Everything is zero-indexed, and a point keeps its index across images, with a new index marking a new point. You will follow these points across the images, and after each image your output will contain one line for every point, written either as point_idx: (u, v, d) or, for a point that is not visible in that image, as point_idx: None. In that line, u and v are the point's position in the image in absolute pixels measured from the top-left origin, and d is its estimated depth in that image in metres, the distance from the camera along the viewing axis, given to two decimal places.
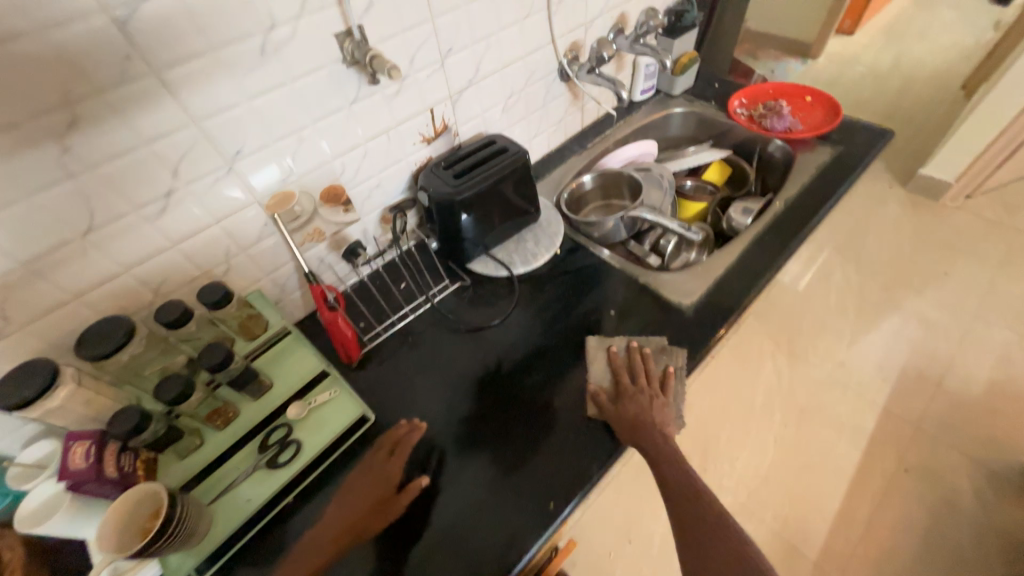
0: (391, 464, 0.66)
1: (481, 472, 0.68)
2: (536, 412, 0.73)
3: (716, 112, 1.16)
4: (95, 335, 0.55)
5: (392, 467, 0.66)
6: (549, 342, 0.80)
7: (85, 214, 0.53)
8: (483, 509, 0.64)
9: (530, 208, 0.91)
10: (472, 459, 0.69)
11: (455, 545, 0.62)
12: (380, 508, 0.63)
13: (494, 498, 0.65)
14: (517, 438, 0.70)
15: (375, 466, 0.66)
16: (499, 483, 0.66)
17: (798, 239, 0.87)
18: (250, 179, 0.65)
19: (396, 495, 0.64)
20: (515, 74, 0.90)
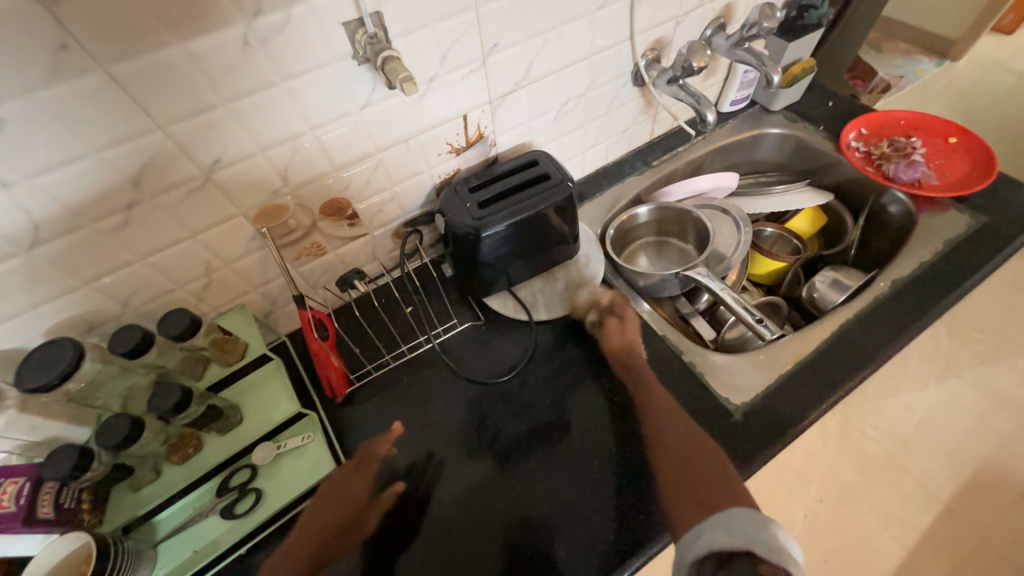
0: (356, 479, 0.63)
1: (464, 532, 0.60)
2: (547, 423, 0.67)
3: (823, 142, 0.93)
4: (36, 362, 0.49)
5: (358, 483, 0.62)
6: (563, 416, 0.68)
7: (27, 227, 0.45)
8: (455, 554, 0.59)
9: (570, 241, 0.76)
10: (455, 518, 0.61)
11: (449, 532, 0.60)
12: (346, 531, 0.59)
13: (473, 549, 0.59)
14: (508, 451, 0.66)
15: (342, 479, 0.61)
16: (497, 478, 0.64)
17: (900, 340, 0.68)
18: (233, 190, 0.55)
19: (366, 510, 0.61)
20: (576, 77, 0.72)
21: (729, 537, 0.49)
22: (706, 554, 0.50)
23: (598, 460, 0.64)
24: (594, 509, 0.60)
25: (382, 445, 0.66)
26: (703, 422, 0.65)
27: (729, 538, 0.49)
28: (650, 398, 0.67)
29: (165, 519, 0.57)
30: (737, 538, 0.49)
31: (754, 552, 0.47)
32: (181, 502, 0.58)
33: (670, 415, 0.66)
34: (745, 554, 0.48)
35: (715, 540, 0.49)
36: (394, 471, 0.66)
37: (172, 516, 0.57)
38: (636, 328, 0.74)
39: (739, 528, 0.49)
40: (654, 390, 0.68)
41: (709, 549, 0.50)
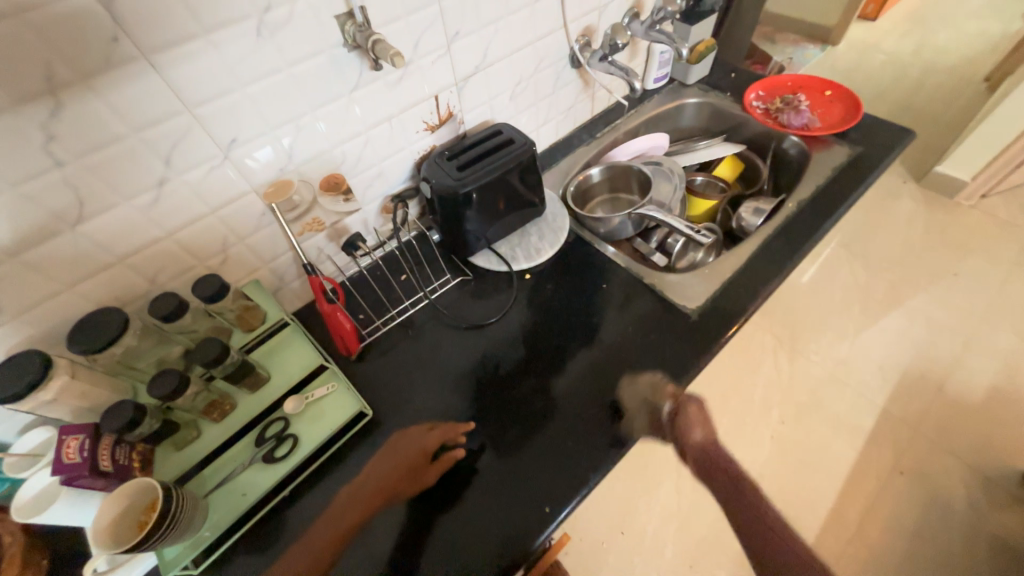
0: (430, 435, 0.69)
1: (498, 492, 0.65)
2: (554, 369, 0.76)
3: (731, 105, 1.12)
4: (88, 328, 0.55)
5: (430, 439, 0.69)
6: (563, 359, 0.77)
7: (74, 204, 0.52)
8: (489, 513, 0.64)
9: (536, 200, 0.88)
10: (495, 473, 0.67)
11: (489, 484, 0.66)
12: (412, 476, 0.65)
13: (502, 466, 0.67)
14: (523, 417, 0.72)
15: (419, 436, 0.69)
16: (516, 443, 0.69)
17: (807, 244, 0.85)
18: (247, 168, 0.63)
19: (428, 465, 0.66)
20: (524, 60, 0.86)
21: None
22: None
23: (594, 370, 0.75)
24: (593, 409, 0.71)
25: (457, 429, 0.70)
26: (668, 328, 0.78)
27: None
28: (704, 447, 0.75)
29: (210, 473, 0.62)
30: None
31: None
32: (223, 457, 0.63)
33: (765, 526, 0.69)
34: None
35: None
36: (414, 407, 0.74)
37: (216, 470, 0.63)
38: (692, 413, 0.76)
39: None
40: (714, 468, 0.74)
41: None
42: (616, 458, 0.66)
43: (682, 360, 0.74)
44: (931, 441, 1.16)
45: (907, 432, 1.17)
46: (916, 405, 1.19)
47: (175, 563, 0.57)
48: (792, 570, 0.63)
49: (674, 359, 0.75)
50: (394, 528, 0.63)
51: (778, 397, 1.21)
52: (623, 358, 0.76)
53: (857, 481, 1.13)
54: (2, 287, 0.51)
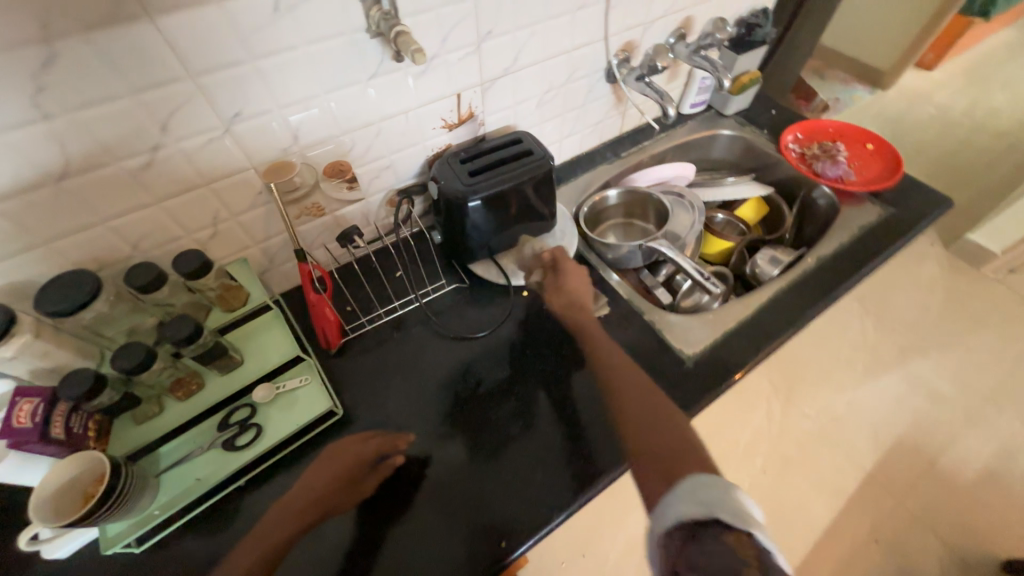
0: (367, 444, 0.66)
1: (450, 517, 0.63)
2: (529, 394, 0.73)
3: (765, 143, 1.07)
4: (58, 290, 0.53)
5: (366, 448, 0.66)
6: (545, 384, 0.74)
7: (60, 160, 0.49)
8: (436, 540, 0.61)
9: (547, 215, 0.84)
10: (448, 496, 0.64)
11: (441, 508, 0.63)
12: (349, 488, 0.62)
13: (461, 487, 0.65)
14: (486, 439, 0.69)
15: (352, 446, 0.65)
16: (473, 466, 0.67)
17: (820, 304, 0.81)
18: (249, 144, 0.60)
19: (367, 474, 0.64)
20: (557, 69, 0.82)
21: (696, 506, 0.48)
22: (673, 525, 0.48)
23: (575, 405, 0.72)
24: (565, 443, 0.68)
25: (397, 437, 0.68)
26: (660, 370, 0.75)
27: (692, 506, 0.48)
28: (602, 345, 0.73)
29: (166, 452, 0.61)
30: (702, 506, 0.47)
31: (719, 520, 0.45)
32: (183, 438, 0.62)
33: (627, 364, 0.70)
34: (713, 522, 0.46)
35: (682, 508, 0.48)
36: (385, 412, 0.71)
37: (173, 450, 0.61)
38: (573, 280, 0.80)
39: (707, 497, 0.48)
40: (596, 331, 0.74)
41: (676, 520, 0.48)
42: (581, 501, 0.64)
43: None
44: (912, 515, 1.13)
45: (890, 503, 1.13)
46: (906, 478, 1.15)
47: (117, 541, 0.56)
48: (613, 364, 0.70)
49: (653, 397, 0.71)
50: (340, 543, 0.61)
51: (764, 446, 1.11)
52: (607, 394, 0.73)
53: (829, 544, 1.10)
54: None
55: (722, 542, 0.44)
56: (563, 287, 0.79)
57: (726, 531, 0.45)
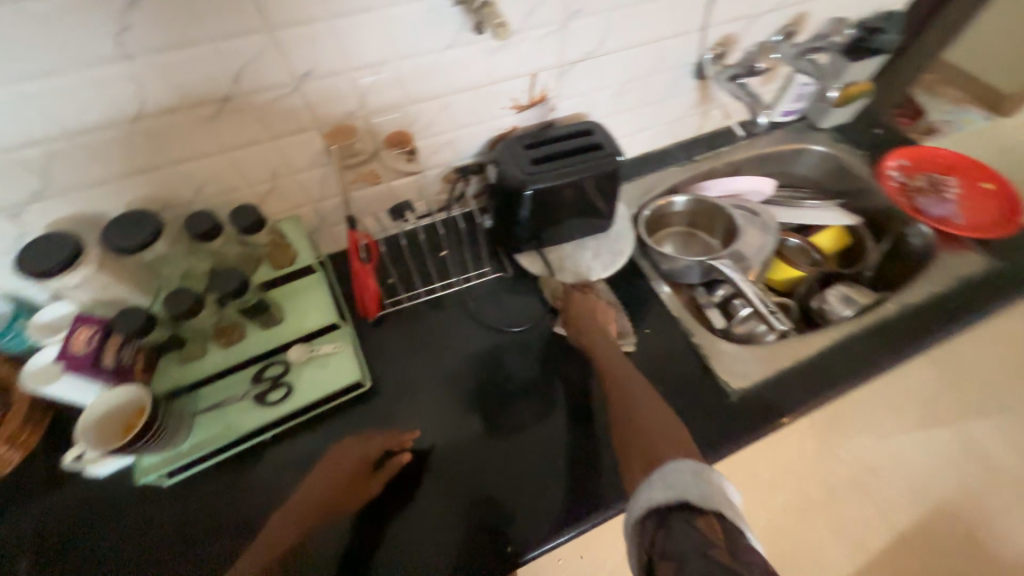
0: (370, 444, 0.64)
1: (454, 516, 0.61)
2: (549, 401, 0.71)
3: (860, 165, 0.96)
4: (123, 227, 0.54)
5: (371, 447, 0.64)
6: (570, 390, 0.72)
7: (136, 100, 0.50)
8: (438, 540, 0.60)
9: (606, 215, 0.79)
10: (454, 498, 0.63)
11: (445, 508, 0.62)
12: (355, 487, 0.61)
13: (467, 486, 0.64)
14: (500, 442, 0.67)
15: (354, 450, 0.63)
16: (482, 468, 0.65)
17: (893, 358, 0.73)
18: (315, 103, 0.58)
19: (371, 476, 0.62)
20: (643, 58, 0.75)
21: (668, 490, 0.43)
22: (644, 514, 0.43)
23: (598, 418, 0.69)
24: (583, 457, 0.65)
25: (404, 434, 0.66)
26: (700, 398, 0.70)
27: (666, 492, 0.43)
28: (607, 352, 0.68)
29: (204, 394, 0.63)
30: (675, 489, 0.43)
31: (690, 505, 0.42)
32: (220, 384, 0.64)
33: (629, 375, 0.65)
34: (682, 507, 0.42)
35: (653, 495, 0.44)
36: (411, 391, 0.71)
37: (210, 394, 0.63)
38: (589, 300, 0.76)
39: (679, 482, 0.44)
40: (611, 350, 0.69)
41: (648, 506, 0.43)
42: (594, 518, 0.61)
43: (705, 440, 0.67)
44: None
45: None
46: None
47: (153, 469, 0.59)
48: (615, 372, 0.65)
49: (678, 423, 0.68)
50: (337, 542, 0.59)
51: None
52: None
53: None
54: (56, 161, 0.51)
55: (692, 526, 0.40)
56: (582, 312, 0.74)
57: (698, 514, 0.41)
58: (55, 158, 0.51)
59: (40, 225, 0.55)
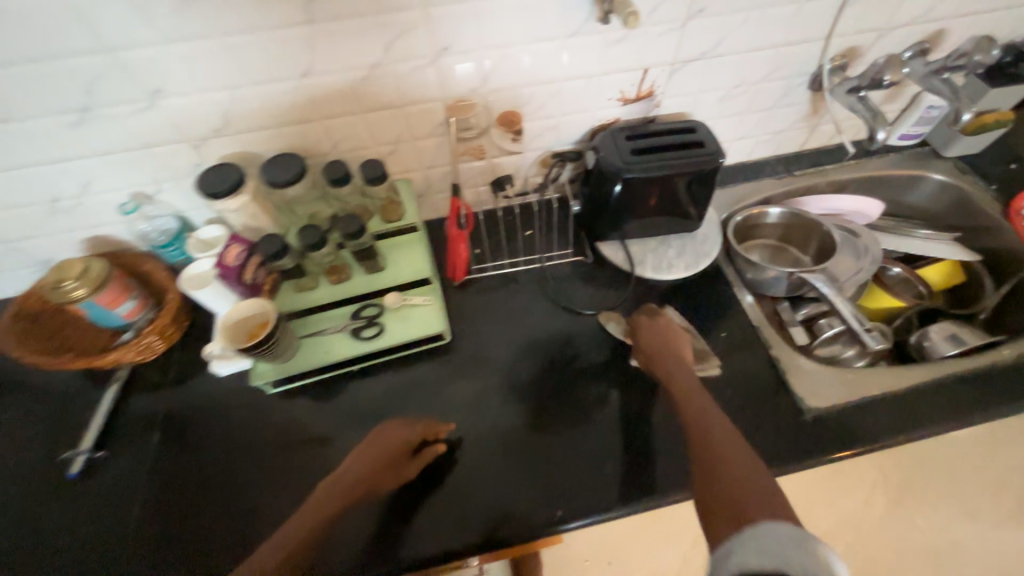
0: (412, 429, 0.63)
1: (487, 491, 0.64)
2: (598, 397, 0.72)
3: (987, 200, 0.88)
4: (276, 165, 0.64)
5: (413, 432, 0.63)
6: (628, 384, 0.73)
7: (306, 59, 0.59)
8: (470, 514, 0.63)
9: (694, 215, 0.80)
10: (489, 480, 0.65)
11: (479, 489, 0.64)
12: (395, 469, 0.61)
13: (504, 464, 0.66)
14: (541, 431, 0.69)
15: (398, 430, 0.61)
16: (519, 450, 0.67)
17: (1000, 406, 0.67)
18: (445, 77, 0.65)
19: (410, 459, 0.63)
20: (757, 63, 0.75)
21: (762, 555, 0.38)
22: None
23: (657, 415, 0.69)
24: (634, 446, 0.67)
25: (438, 425, 0.67)
26: (771, 409, 0.69)
27: (759, 560, 0.37)
28: (684, 379, 0.62)
29: (310, 321, 0.72)
30: (770, 557, 0.37)
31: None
32: (326, 315, 0.72)
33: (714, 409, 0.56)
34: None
35: (744, 561, 0.38)
36: (482, 354, 0.76)
37: (315, 322, 0.72)
38: (659, 322, 0.72)
39: (775, 548, 0.38)
40: (689, 379, 0.61)
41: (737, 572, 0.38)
42: (641, 503, 0.63)
43: (770, 451, 0.65)
44: None
45: None
46: None
47: (262, 376, 0.69)
48: (696, 400, 0.58)
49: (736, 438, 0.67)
50: (369, 521, 0.62)
51: None
52: None
53: None
54: (238, 105, 0.61)
55: None
56: (648, 331, 0.70)
57: None
58: (238, 102, 0.61)
59: (214, 157, 0.66)
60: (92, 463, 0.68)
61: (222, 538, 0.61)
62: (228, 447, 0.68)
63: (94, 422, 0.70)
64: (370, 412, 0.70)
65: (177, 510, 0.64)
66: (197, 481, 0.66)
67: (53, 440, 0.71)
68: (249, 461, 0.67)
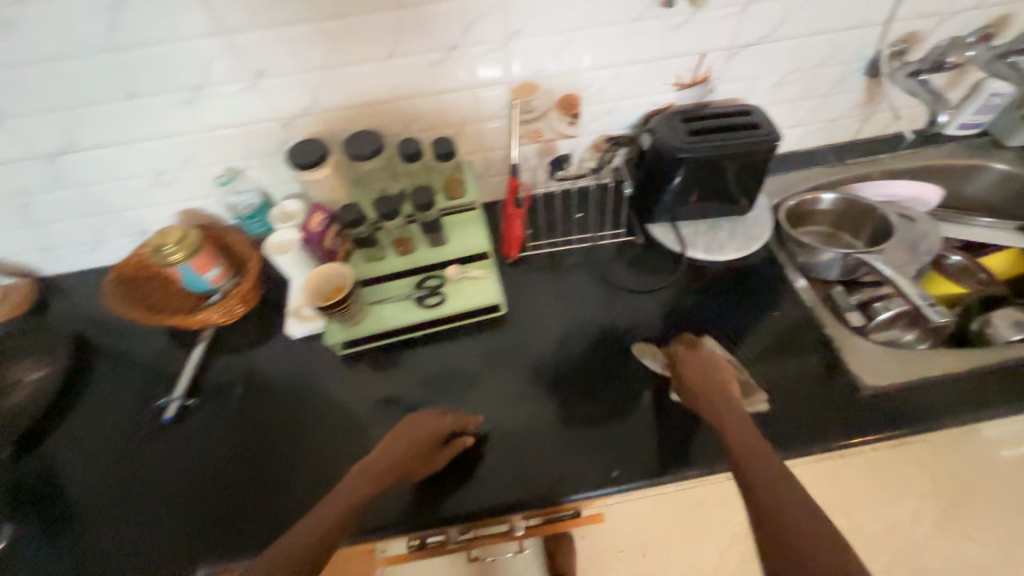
0: (443, 420, 0.65)
1: (522, 473, 0.65)
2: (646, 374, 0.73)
3: None
4: (356, 141, 0.69)
5: (443, 422, 0.65)
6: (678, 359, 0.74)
7: (391, 42, 0.64)
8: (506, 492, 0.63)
9: (744, 198, 0.82)
10: (523, 461, 0.66)
11: (512, 473, 0.65)
12: (427, 457, 0.62)
13: (539, 446, 0.67)
14: (576, 417, 0.69)
15: (427, 419, 0.65)
16: (556, 431, 0.68)
17: None
18: (513, 60, 0.70)
19: (440, 449, 0.64)
20: (814, 48, 0.76)
21: None
22: None
23: None
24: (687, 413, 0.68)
25: (467, 417, 0.68)
26: (826, 386, 0.69)
27: None
28: (727, 414, 0.60)
29: (377, 289, 0.77)
30: None
31: None
32: (392, 284, 0.77)
33: (762, 447, 0.55)
34: None
35: None
36: (535, 327, 0.79)
37: (382, 290, 0.77)
38: (704, 357, 0.70)
39: None
40: (735, 416, 0.60)
41: None
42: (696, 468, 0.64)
43: (826, 426, 0.66)
44: None
45: None
46: None
47: (333, 337, 0.73)
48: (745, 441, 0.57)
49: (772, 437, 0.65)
50: (397, 508, 0.63)
51: None
52: (754, 390, 0.69)
53: None
54: (326, 85, 0.67)
55: None
56: (687, 364, 0.69)
57: None
58: (327, 82, 0.67)
59: (299, 134, 0.73)
60: (183, 409, 0.74)
61: (285, 492, 0.65)
62: (278, 420, 0.72)
63: (184, 374, 0.76)
64: (417, 387, 0.74)
65: (229, 477, 0.67)
66: (273, 430, 0.71)
67: (143, 390, 0.77)
68: (297, 434, 0.70)
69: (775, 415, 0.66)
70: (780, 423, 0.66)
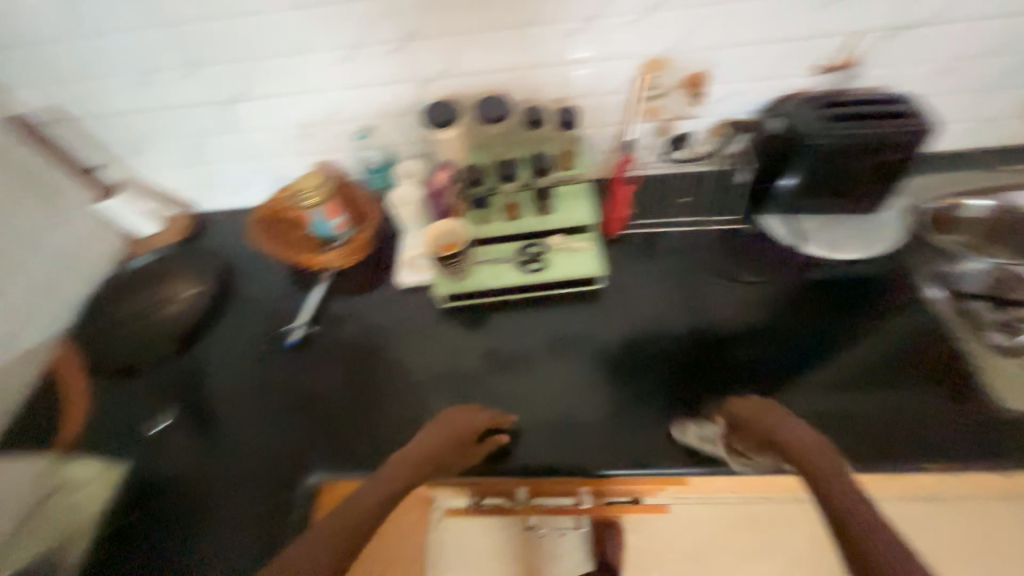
0: (477, 416, 0.66)
1: (580, 449, 0.67)
2: (746, 365, 0.71)
3: None
4: (485, 106, 0.73)
5: (478, 418, 0.66)
6: (785, 353, 0.72)
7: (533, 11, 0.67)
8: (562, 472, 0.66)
9: (877, 194, 0.76)
10: (583, 447, 0.68)
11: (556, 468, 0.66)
12: (461, 451, 0.62)
13: (587, 443, 0.68)
14: (632, 419, 0.69)
15: (461, 416, 0.65)
16: (620, 417, 0.69)
17: None
18: (647, 34, 0.70)
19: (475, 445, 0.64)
20: (987, 35, 0.69)
21: None
22: None
23: (817, 384, 0.68)
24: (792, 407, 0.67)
25: (500, 416, 0.68)
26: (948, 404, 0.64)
27: None
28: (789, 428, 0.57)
29: (484, 249, 0.81)
30: None
31: None
32: (498, 246, 0.81)
33: (834, 464, 0.51)
34: None
35: None
36: (633, 303, 0.80)
37: (489, 251, 0.81)
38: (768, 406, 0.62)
39: None
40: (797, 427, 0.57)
41: None
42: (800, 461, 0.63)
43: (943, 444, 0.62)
44: None
45: None
46: None
47: (442, 288, 0.79)
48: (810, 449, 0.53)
49: (874, 450, 0.62)
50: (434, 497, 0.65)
51: None
52: (868, 395, 0.66)
53: None
54: (465, 51, 0.72)
55: None
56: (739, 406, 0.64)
57: None
58: (466, 48, 0.72)
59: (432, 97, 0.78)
60: (305, 336, 0.83)
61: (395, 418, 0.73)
62: (369, 366, 0.79)
63: (308, 306, 0.85)
64: (514, 345, 0.78)
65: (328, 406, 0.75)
66: (383, 366, 0.79)
67: (269, 317, 0.87)
68: (386, 382, 0.77)
69: (882, 430, 0.64)
70: (898, 433, 0.63)
